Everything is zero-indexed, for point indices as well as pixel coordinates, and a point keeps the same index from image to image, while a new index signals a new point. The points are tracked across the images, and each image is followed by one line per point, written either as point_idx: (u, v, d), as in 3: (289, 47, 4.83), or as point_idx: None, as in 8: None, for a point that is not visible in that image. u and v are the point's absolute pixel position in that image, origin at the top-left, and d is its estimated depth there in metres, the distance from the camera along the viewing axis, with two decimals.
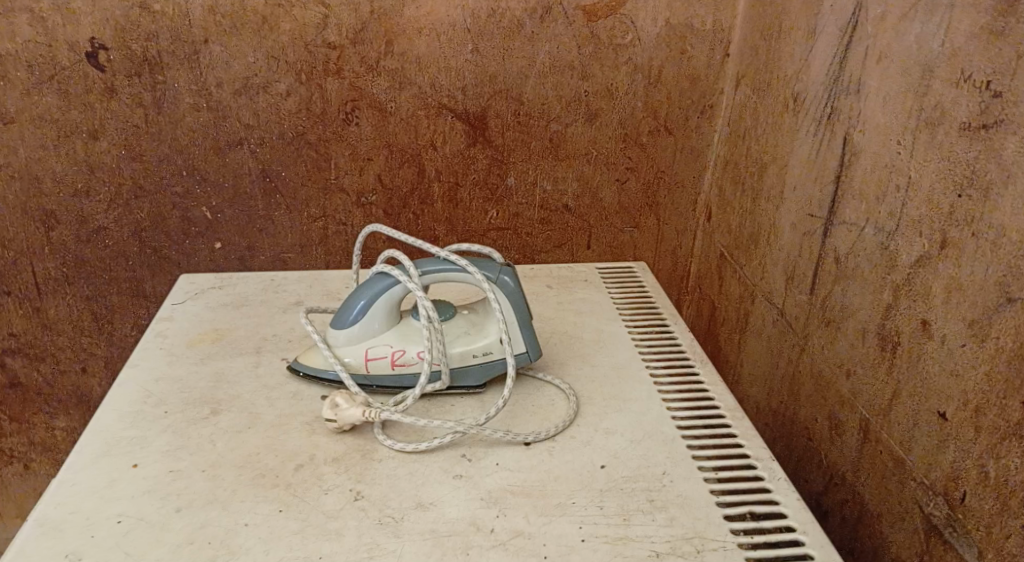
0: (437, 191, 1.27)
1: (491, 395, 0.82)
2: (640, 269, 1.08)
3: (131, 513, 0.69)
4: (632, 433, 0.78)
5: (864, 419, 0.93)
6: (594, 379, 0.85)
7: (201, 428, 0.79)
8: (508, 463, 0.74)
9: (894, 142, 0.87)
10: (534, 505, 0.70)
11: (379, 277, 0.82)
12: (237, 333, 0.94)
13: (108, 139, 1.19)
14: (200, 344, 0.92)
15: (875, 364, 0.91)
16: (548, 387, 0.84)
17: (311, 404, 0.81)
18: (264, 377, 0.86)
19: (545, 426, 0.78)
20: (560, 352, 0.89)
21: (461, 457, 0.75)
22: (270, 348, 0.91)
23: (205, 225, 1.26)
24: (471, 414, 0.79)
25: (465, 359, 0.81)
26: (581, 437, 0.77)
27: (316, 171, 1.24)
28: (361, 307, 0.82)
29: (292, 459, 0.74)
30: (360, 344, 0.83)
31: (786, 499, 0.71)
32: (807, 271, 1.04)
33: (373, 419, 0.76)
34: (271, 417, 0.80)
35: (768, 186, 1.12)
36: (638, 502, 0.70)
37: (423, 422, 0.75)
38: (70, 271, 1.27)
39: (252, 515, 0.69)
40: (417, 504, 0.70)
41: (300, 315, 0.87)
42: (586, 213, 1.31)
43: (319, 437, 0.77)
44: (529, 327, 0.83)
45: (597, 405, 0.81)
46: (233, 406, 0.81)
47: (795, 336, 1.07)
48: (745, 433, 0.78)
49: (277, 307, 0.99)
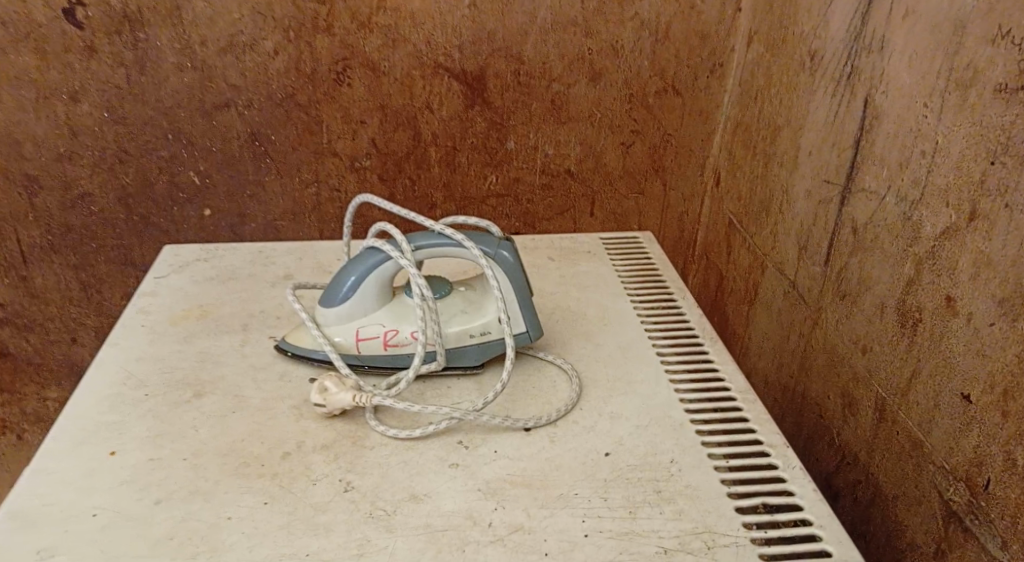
0: (434, 155, 1.21)
1: (488, 378, 0.78)
2: (646, 239, 1.03)
3: (107, 505, 0.65)
4: (638, 418, 0.74)
5: (881, 399, 0.89)
6: (598, 360, 0.81)
7: (184, 413, 0.74)
8: (507, 451, 0.70)
9: (921, 104, 0.81)
10: (535, 498, 0.66)
11: (369, 252, 0.77)
12: (223, 308, 0.89)
13: (89, 101, 1.13)
14: (184, 321, 0.87)
15: (892, 340, 0.87)
16: (550, 368, 0.79)
17: (299, 386, 0.77)
18: (250, 356, 0.82)
19: (546, 410, 0.74)
20: (562, 329, 0.85)
21: (457, 444, 0.71)
22: (256, 325, 0.86)
23: (193, 192, 1.21)
24: (468, 397, 0.75)
25: (462, 338, 0.77)
26: (584, 422, 0.73)
27: (308, 135, 1.18)
28: (352, 285, 0.77)
29: (279, 447, 0.70)
30: (351, 323, 0.78)
31: (802, 489, 0.67)
32: (822, 241, 0.99)
33: (365, 404, 0.72)
34: (257, 401, 0.76)
35: (781, 150, 1.07)
36: (644, 493, 0.66)
37: (417, 408, 0.71)
38: (55, 239, 1.23)
39: (235, 508, 0.65)
40: (411, 496, 0.66)
41: (288, 292, 0.82)
42: (590, 178, 1.26)
43: (307, 422, 0.73)
44: (529, 305, 0.78)
45: (600, 388, 0.77)
46: (218, 389, 0.77)
47: (807, 309, 1.03)
48: (757, 417, 0.74)
49: (265, 280, 0.94)
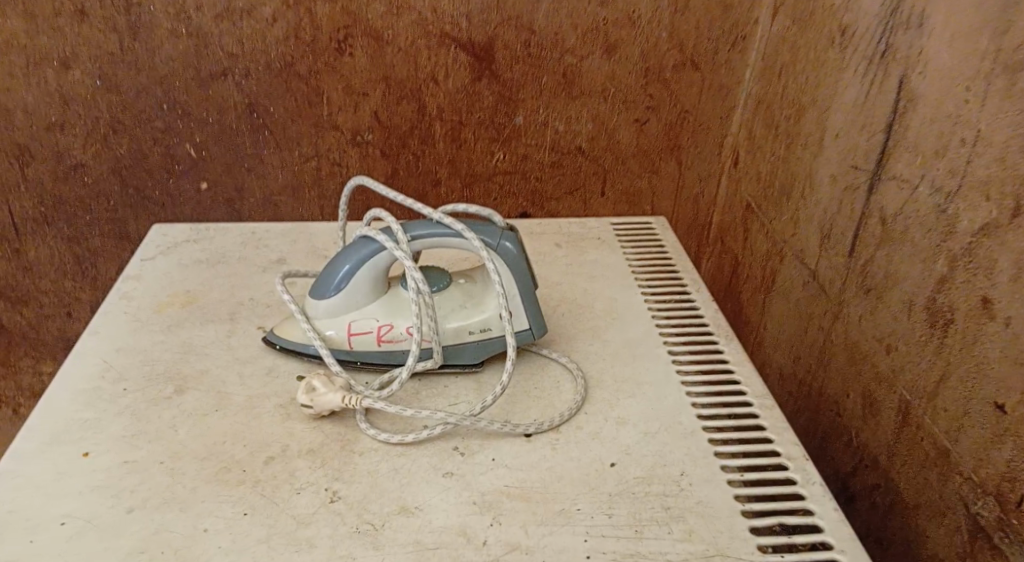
0: (439, 130, 1.16)
1: (488, 376, 0.73)
2: (659, 226, 0.97)
3: (77, 513, 0.61)
4: (648, 423, 0.69)
5: (905, 400, 0.84)
6: (605, 359, 0.76)
7: (164, 411, 0.70)
8: (505, 459, 0.65)
9: (963, 87, 0.75)
10: (533, 512, 0.61)
11: (363, 241, 0.72)
12: (211, 295, 0.85)
13: (80, 68, 1.08)
14: (170, 308, 0.83)
15: (920, 340, 0.81)
16: (554, 367, 0.74)
17: (286, 383, 0.73)
18: (236, 349, 0.77)
19: (549, 414, 0.69)
20: (567, 324, 0.80)
21: (452, 451, 0.66)
22: (245, 314, 0.82)
23: (188, 165, 1.16)
24: (466, 398, 0.70)
25: (461, 335, 0.72)
26: (589, 428, 0.68)
27: (307, 107, 1.13)
28: (345, 276, 0.72)
29: (263, 450, 0.66)
30: (343, 317, 0.73)
31: (822, 507, 0.62)
32: (847, 230, 0.93)
33: (355, 407, 0.67)
34: (242, 399, 0.71)
35: (806, 130, 1.01)
36: (652, 510, 0.61)
37: (411, 411, 0.66)
38: (48, 211, 1.18)
39: (213, 520, 0.60)
40: (401, 509, 0.61)
41: (276, 281, 0.77)
42: (602, 156, 1.20)
43: (294, 423, 0.68)
44: (534, 300, 0.73)
45: (607, 390, 0.72)
46: (201, 384, 0.73)
47: (828, 302, 0.97)
48: (775, 426, 0.69)
49: (255, 265, 0.90)
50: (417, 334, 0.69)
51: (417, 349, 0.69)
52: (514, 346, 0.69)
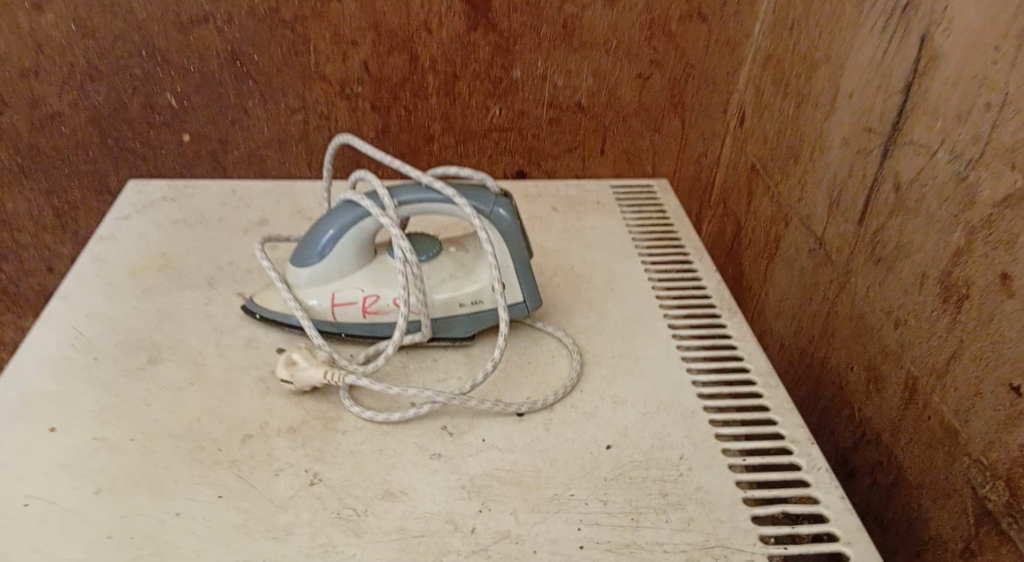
0: (432, 82, 1.10)
1: (479, 350, 0.69)
2: (661, 191, 0.93)
3: (42, 494, 0.58)
4: (645, 404, 0.66)
5: (912, 376, 0.80)
6: (602, 333, 0.73)
7: (137, 383, 0.66)
8: (496, 441, 0.62)
9: (990, 47, 0.70)
10: (525, 498, 0.58)
11: (348, 205, 0.68)
12: (189, 259, 0.81)
13: (54, 11, 1.02)
14: (145, 272, 0.78)
15: (932, 315, 0.77)
16: (548, 341, 0.71)
17: (266, 355, 0.69)
18: (214, 318, 0.73)
19: (542, 393, 0.66)
20: (563, 295, 0.76)
21: (441, 431, 0.62)
22: (224, 279, 0.78)
23: (169, 116, 1.10)
24: (456, 373, 0.67)
25: (451, 308, 0.68)
26: (584, 409, 0.65)
27: (293, 56, 1.07)
28: (328, 243, 0.68)
29: (240, 428, 0.62)
30: (326, 286, 0.69)
31: (829, 496, 0.59)
32: (858, 196, 0.89)
33: (337, 384, 0.63)
34: (219, 372, 0.68)
35: (818, 89, 0.95)
36: (649, 497, 0.58)
37: (396, 389, 0.63)
38: (25, 162, 1.13)
39: (186, 503, 0.57)
40: (385, 493, 0.58)
41: (256, 246, 0.73)
42: (602, 112, 1.15)
43: (274, 399, 0.65)
44: (528, 272, 0.69)
45: (603, 366, 0.69)
46: (176, 355, 0.69)
47: (835, 272, 0.93)
48: (780, 408, 0.66)
49: (237, 227, 0.85)
50: (404, 306, 0.65)
51: (404, 322, 0.65)
52: (507, 320, 0.65)
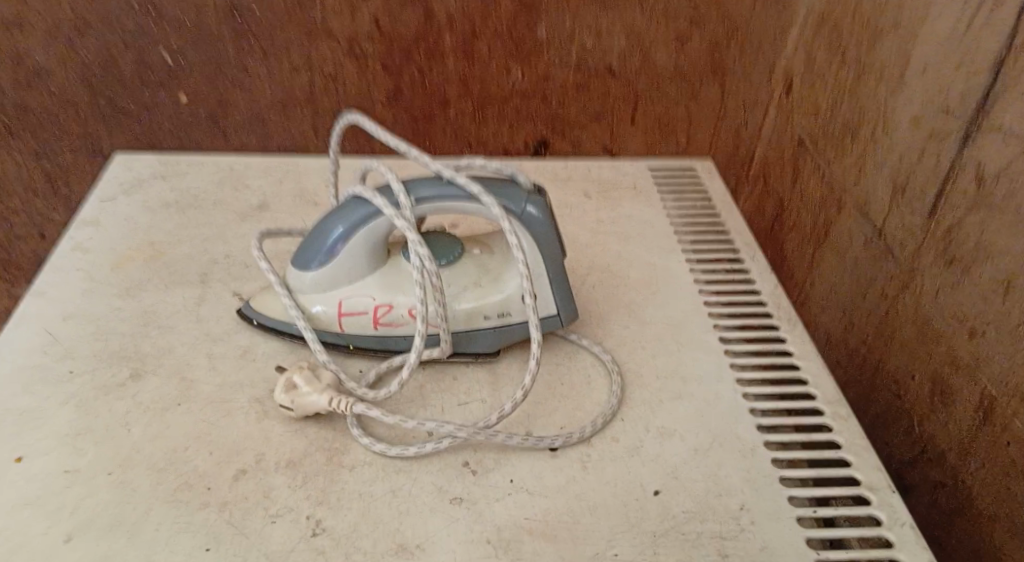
0: (449, 42, 0.98)
1: (505, 367, 0.61)
2: (706, 175, 0.84)
3: (4, 538, 0.50)
4: (697, 437, 0.57)
5: (989, 394, 0.72)
6: (645, 345, 0.64)
7: (116, 403, 0.58)
8: (526, 481, 0.54)
9: None
10: (561, 557, 0.50)
11: (360, 199, 0.59)
12: (180, 250, 0.72)
13: None
14: (130, 266, 0.70)
15: (1018, 330, 0.69)
16: (583, 357, 0.62)
17: (263, 369, 0.61)
18: (205, 322, 0.65)
19: (578, 422, 0.57)
20: (599, 300, 0.67)
21: (462, 467, 0.54)
22: (218, 275, 0.69)
23: (165, 74, 0.97)
24: (479, 397, 0.58)
25: (475, 320, 0.60)
26: (627, 442, 0.56)
27: (297, 9, 0.93)
28: (337, 242, 0.59)
29: (233, 461, 0.54)
30: (333, 292, 0.61)
31: (915, 561, 0.51)
32: (931, 183, 0.78)
33: (344, 412, 0.55)
34: (210, 389, 0.59)
35: (886, 57, 0.83)
36: (705, 558, 0.50)
37: (411, 422, 0.54)
38: (10, 120, 0.99)
39: (168, 557, 0.49)
40: (398, 548, 0.50)
41: (253, 239, 0.64)
42: (635, 78, 1.03)
43: (272, 425, 0.56)
44: (562, 280, 0.61)
45: (649, 388, 0.60)
46: (163, 367, 0.61)
47: (897, 267, 0.83)
48: (853, 445, 0.57)
49: (232, 213, 0.77)
50: (421, 319, 0.57)
51: (422, 339, 0.56)
52: (540, 338, 0.57)
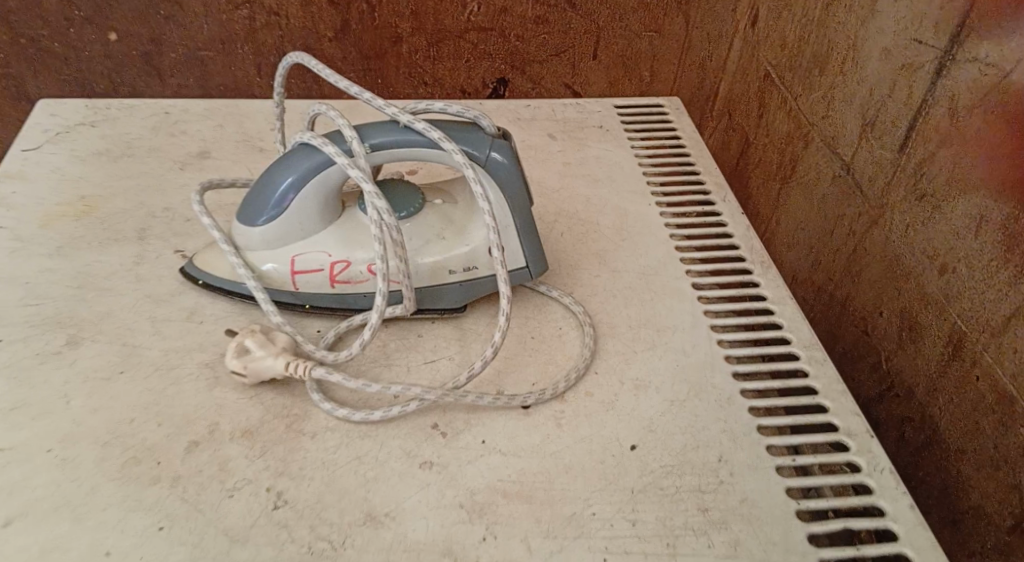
0: None
1: (473, 325, 0.58)
2: (673, 112, 0.81)
3: None
4: (673, 389, 0.55)
5: (959, 329, 0.69)
6: (616, 295, 0.61)
7: (52, 373, 0.54)
8: (498, 442, 0.51)
9: None
10: (536, 520, 0.48)
11: (310, 146, 0.55)
12: (115, 205, 0.67)
13: None
14: (61, 222, 0.65)
15: (991, 265, 0.65)
16: (554, 309, 0.60)
17: (213, 332, 0.57)
18: (148, 283, 0.60)
19: (549, 379, 0.55)
20: (567, 248, 0.65)
21: (430, 430, 0.52)
22: (159, 231, 0.65)
23: (90, 9, 0.89)
24: (447, 355, 0.56)
25: (439, 275, 0.57)
26: (601, 396, 0.54)
27: None
28: (287, 193, 0.55)
29: (184, 432, 0.51)
30: (286, 248, 0.57)
31: (896, 507, 0.50)
32: (900, 116, 0.73)
33: (302, 377, 0.52)
34: (155, 356, 0.55)
35: None
36: (686, 514, 0.48)
37: (375, 386, 0.51)
38: None
39: (117, 538, 0.46)
40: (366, 518, 0.47)
41: (193, 190, 0.59)
42: (595, 10, 0.98)
43: (224, 392, 0.53)
44: (530, 231, 0.57)
45: (621, 339, 0.58)
46: (102, 333, 0.56)
47: (866, 202, 0.78)
48: (830, 390, 0.56)
49: (171, 163, 0.72)
50: (380, 276, 0.53)
51: (383, 299, 0.53)
52: (509, 293, 0.54)
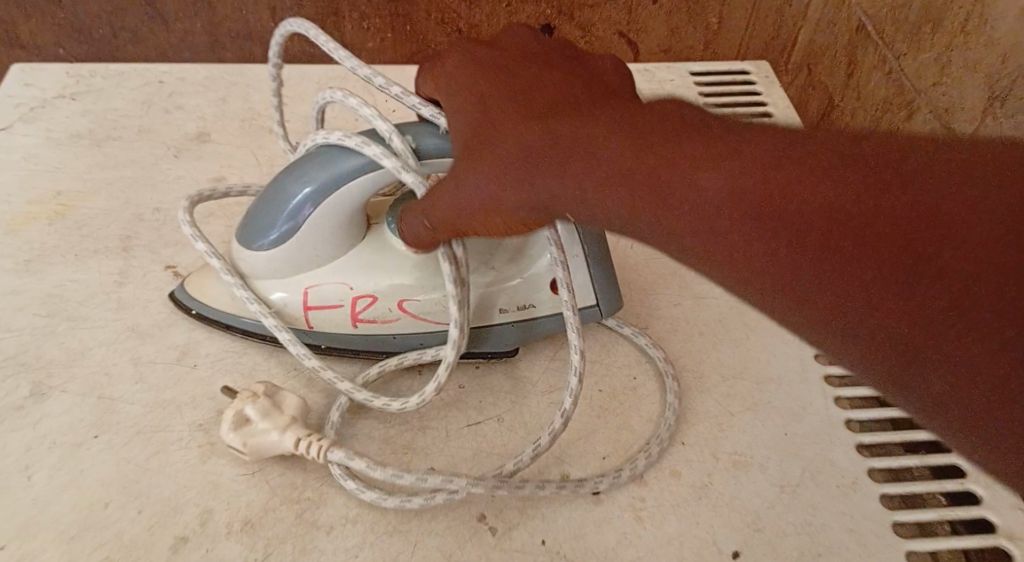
0: None
1: (528, 372, 0.48)
2: (764, 80, 0.69)
3: None
4: (780, 468, 0.44)
5: None
6: (702, 331, 0.50)
7: (10, 436, 0.43)
8: (564, 543, 0.41)
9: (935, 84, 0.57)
10: None
11: (334, 147, 0.43)
12: (97, 203, 0.55)
13: None
14: (30, 227, 0.53)
15: None
16: (623, 349, 0.49)
17: (209, 380, 0.46)
18: (132, 311, 0.49)
19: (624, 453, 0.44)
20: (644, 269, 0.53)
21: (477, 524, 0.41)
22: (147, 241, 0.53)
23: None
24: (495, 414, 0.45)
25: (487, 315, 0.46)
26: (691, 479, 0.43)
27: None
28: (302, 205, 0.43)
29: (169, 524, 0.41)
30: (302, 274, 0.46)
31: None
32: None
33: (315, 458, 0.41)
34: (137, 413, 0.45)
35: None
36: None
37: (410, 478, 0.40)
38: None
39: None
40: None
41: (183, 203, 0.47)
42: None
43: (221, 466, 0.43)
44: (603, 259, 0.46)
45: (712, 396, 0.47)
46: (73, 381, 0.46)
47: None
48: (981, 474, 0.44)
49: (163, 147, 0.60)
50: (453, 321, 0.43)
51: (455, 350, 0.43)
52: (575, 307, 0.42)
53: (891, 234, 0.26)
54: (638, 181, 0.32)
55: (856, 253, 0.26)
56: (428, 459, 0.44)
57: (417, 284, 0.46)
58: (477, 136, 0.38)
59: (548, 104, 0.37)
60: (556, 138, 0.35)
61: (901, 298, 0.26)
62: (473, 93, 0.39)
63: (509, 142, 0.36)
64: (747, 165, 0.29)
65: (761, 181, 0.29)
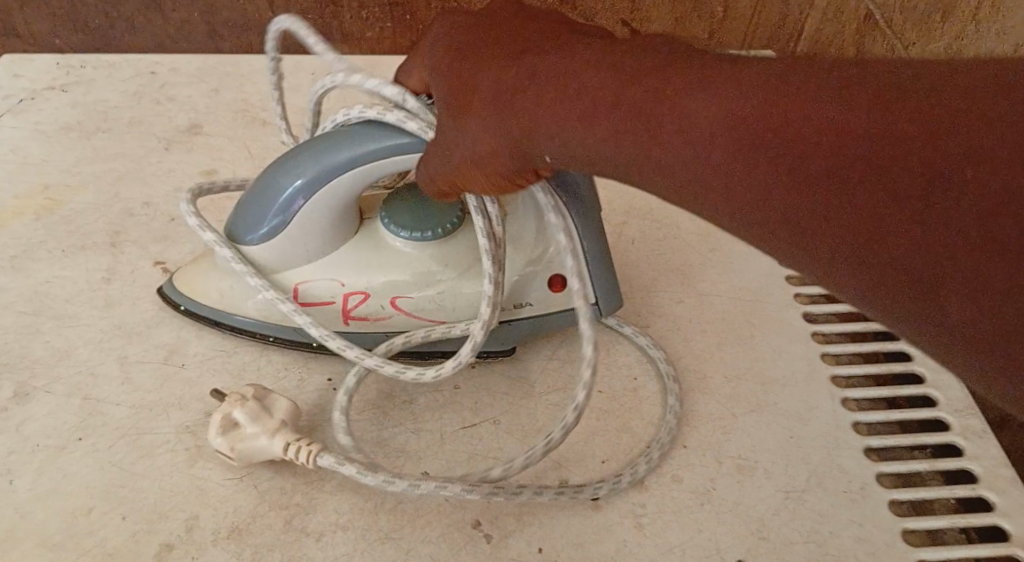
0: None
1: (525, 373, 0.46)
2: None
3: None
4: (785, 472, 0.42)
5: None
6: (706, 330, 0.48)
7: None
8: (561, 551, 0.39)
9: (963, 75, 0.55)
10: None
11: (326, 138, 0.41)
12: (85, 197, 0.54)
13: None
14: (16, 222, 0.52)
15: None
16: (624, 349, 0.47)
17: (197, 381, 0.45)
18: (119, 309, 0.48)
19: (624, 457, 0.43)
20: (646, 266, 0.51)
21: (471, 530, 0.40)
22: (136, 237, 0.52)
23: None
24: (492, 417, 0.44)
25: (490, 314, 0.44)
26: (693, 484, 0.42)
27: None
28: (293, 198, 0.42)
29: (154, 531, 0.39)
30: (295, 268, 0.45)
31: None
32: None
33: (305, 464, 0.40)
34: (123, 414, 0.43)
35: None
36: None
37: (405, 484, 0.38)
38: None
39: None
40: None
41: (185, 193, 0.46)
42: None
43: (209, 470, 0.41)
44: (602, 255, 0.44)
45: (715, 397, 0.45)
46: (58, 382, 0.45)
47: None
48: (994, 479, 0.43)
49: (154, 140, 0.58)
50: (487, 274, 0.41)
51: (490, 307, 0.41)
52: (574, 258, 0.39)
53: (881, 158, 0.25)
54: (631, 127, 0.31)
55: (854, 187, 0.25)
56: (422, 462, 0.42)
57: (412, 281, 0.45)
58: (460, 94, 0.36)
59: (523, 49, 0.35)
60: (535, 86, 0.34)
61: (899, 223, 0.24)
62: (450, 52, 0.38)
63: (492, 94, 0.35)
64: (736, 102, 0.28)
65: (753, 115, 0.27)
